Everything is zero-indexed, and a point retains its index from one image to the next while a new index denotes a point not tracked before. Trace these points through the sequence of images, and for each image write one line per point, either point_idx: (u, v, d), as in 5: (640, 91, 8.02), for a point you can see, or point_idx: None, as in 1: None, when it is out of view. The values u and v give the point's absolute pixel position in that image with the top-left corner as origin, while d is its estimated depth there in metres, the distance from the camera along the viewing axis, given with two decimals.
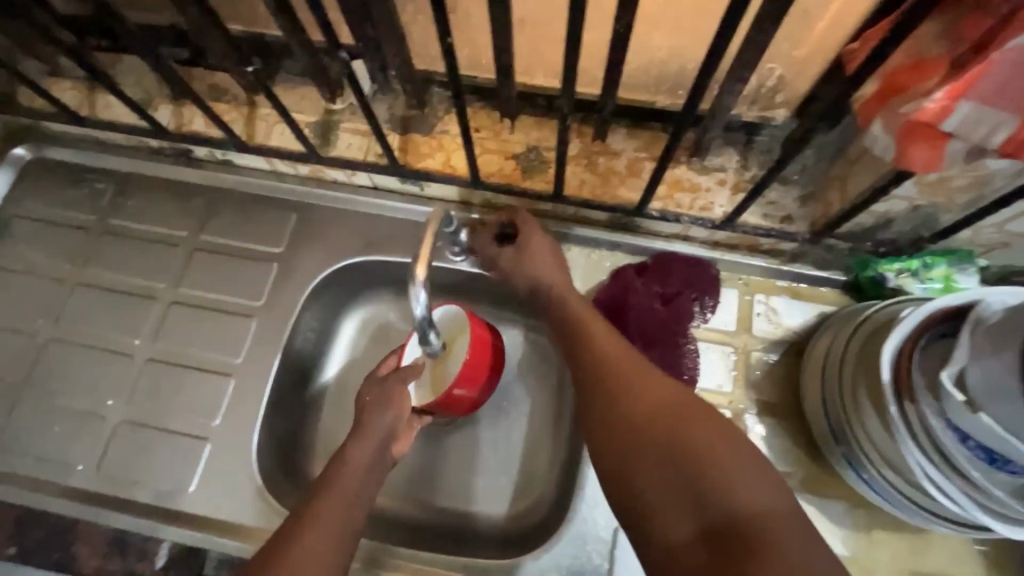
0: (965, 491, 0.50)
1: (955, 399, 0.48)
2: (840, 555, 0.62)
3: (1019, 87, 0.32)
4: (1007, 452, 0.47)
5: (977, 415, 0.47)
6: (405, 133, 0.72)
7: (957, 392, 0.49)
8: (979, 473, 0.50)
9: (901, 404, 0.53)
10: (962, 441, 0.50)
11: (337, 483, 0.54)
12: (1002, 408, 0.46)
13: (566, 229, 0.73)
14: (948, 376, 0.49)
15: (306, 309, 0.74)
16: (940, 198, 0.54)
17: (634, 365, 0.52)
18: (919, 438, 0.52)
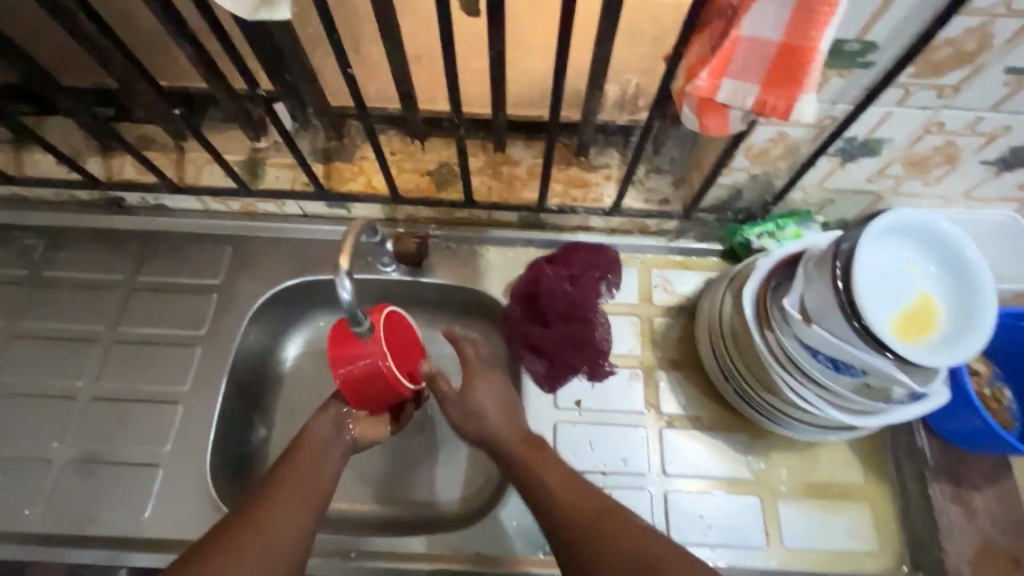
0: (819, 395, 0.62)
1: (795, 319, 0.60)
2: (746, 478, 0.72)
3: (758, 62, 0.41)
4: (839, 357, 0.58)
5: (811, 328, 0.59)
6: (328, 162, 0.80)
7: (796, 313, 0.60)
8: (828, 378, 0.61)
9: (762, 332, 0.65)
10: (812, 355, 0.61)
11: (291, 476, 0.58)
12: (831, 319, 0.57)
13: (482, 233, 0.82)
14: (792, 304, 0.61)
15: (249, 331, 0.79)
16: (769, 167, 0.67)
17: (576, 493, 0.56)
18: (780, 358, 0.63)
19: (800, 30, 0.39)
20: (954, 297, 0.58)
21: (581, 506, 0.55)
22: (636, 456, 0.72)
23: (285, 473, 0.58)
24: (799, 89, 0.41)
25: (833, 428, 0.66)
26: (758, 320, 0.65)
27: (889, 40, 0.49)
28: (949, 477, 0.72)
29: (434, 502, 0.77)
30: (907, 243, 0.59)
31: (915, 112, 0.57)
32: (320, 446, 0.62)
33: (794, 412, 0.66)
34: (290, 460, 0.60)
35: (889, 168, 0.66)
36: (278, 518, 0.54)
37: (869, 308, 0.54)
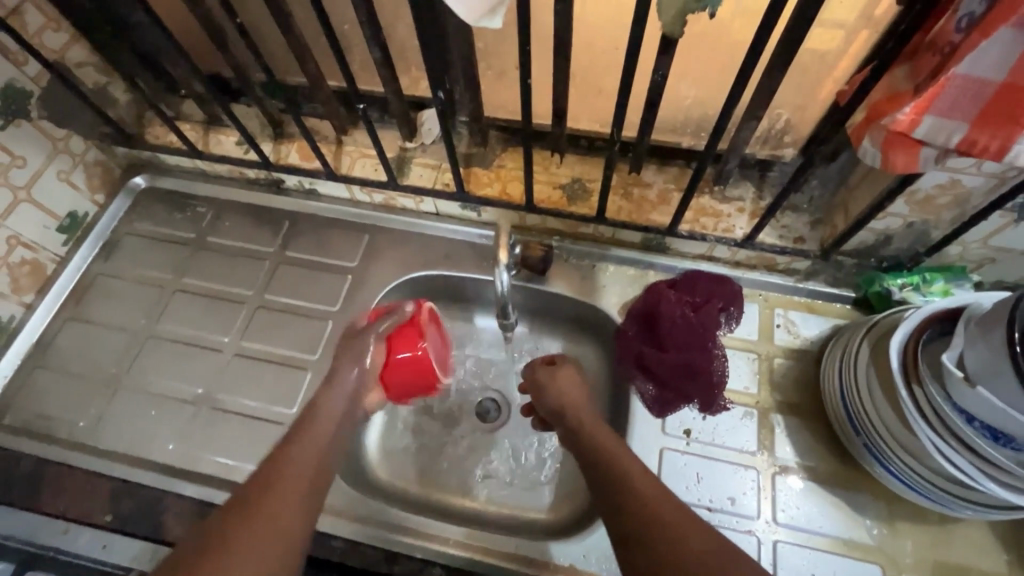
0: (974, 463, 0.57)
1: (954, 376, 0.56)
2: (866, 544, 0.66)
3: (970, 101, 0.40)
4: (1007, 427, 0.53)
5: (975, 389, 0.54)
6: (468, 167, 0.85)
7: (956, 370, 0.56)
8: (987, 448, 0.56)
9: (910, 388, 0.61)
10: (968, 421, 0.57)
11: (285, 479, 0.56)
12: (1002, 385, 0.52)
13: (604, 250, 0.83)
14: (950, 359, 0.57)
15: None
16: (929, 215, 0.64)
17: (647, 485, 0.56)
18: (930, 418, 0.59)
19: None
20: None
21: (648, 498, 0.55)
22: (744, 498, 0.69)
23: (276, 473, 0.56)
24: (1018, 129, 0.40)
25: (987, 506, 0.60)
26: (905, 373, 0.61)
27: None
28: None
29: (556, 446, 0.82)
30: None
31: None
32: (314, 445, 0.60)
33: (935, 479, 0.61)
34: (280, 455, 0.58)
35: None
36: (279, 527, 0.52)
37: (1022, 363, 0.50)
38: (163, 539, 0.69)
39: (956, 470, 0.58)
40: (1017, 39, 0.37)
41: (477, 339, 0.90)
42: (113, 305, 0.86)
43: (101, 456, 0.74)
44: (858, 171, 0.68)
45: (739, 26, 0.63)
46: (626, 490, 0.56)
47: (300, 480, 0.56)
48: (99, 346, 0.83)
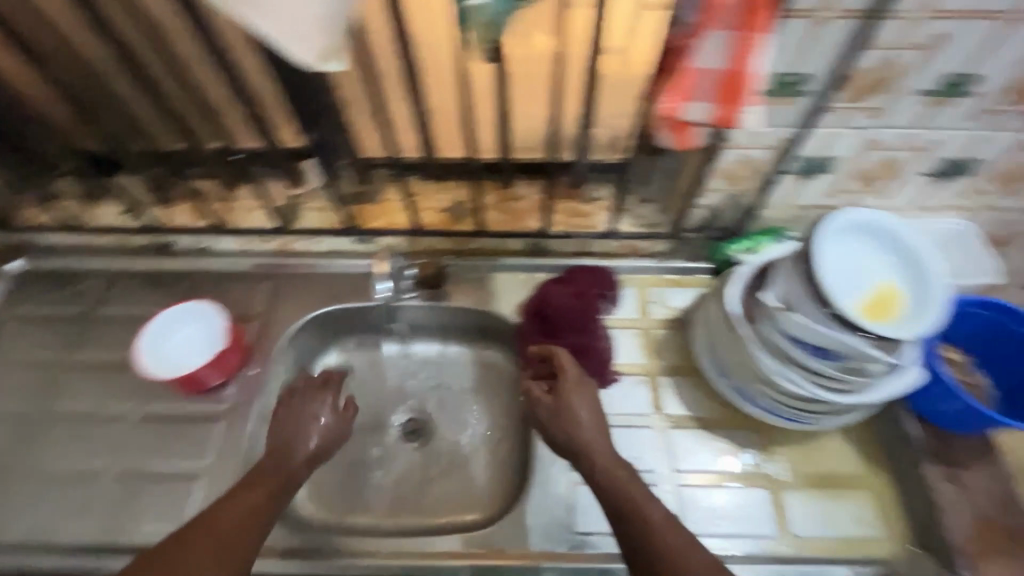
0: (806, 377, 0.69)
1: (775, 308, 0.68)
2: (751, 472, 0.76)
3: (710, 86, 0.53)
4: (822, 341, 0.65)
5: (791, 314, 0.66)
6: (358, 204, 0.91)
7: (775, 302, 0.68)
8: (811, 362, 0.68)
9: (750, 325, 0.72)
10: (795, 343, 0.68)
11: (218, 516, 0.60)
12: (806, 306, 0.65)
13: (493, 261, 0.92)
14: (768, 296, 0.69)
15: (281, 359, 0.86)
16: (741, 187, 0.78)
17: (639, 495, 0.60)
18: (767, 347, 0.70)
19: (738, 59, 0.50)
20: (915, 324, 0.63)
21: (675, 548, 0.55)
22: (645, 454, 0.77)
23: (205, 525, 0.59)
24: (739, 104, 0.52)
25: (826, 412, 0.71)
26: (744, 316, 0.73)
27: (817, 71, 0.61)
28: (942, 457, 0.72)
29: (477, 447, 0.87)
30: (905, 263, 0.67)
31: (853, 132, 0.68)
32: (250, 499, 0.62)
33: (788, 400, 0.72)
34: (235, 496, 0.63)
35: (843, 184, 0.77)
36: (218, 542, 0.58)
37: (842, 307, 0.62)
38: None
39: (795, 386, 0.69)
40: (723, 36, 0.49)
41: (391, 363, 0.94)
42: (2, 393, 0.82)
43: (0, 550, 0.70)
44: None
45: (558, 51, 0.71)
46: (637, 519, 0.58)
47: (229, 527, 0.59)
48: None
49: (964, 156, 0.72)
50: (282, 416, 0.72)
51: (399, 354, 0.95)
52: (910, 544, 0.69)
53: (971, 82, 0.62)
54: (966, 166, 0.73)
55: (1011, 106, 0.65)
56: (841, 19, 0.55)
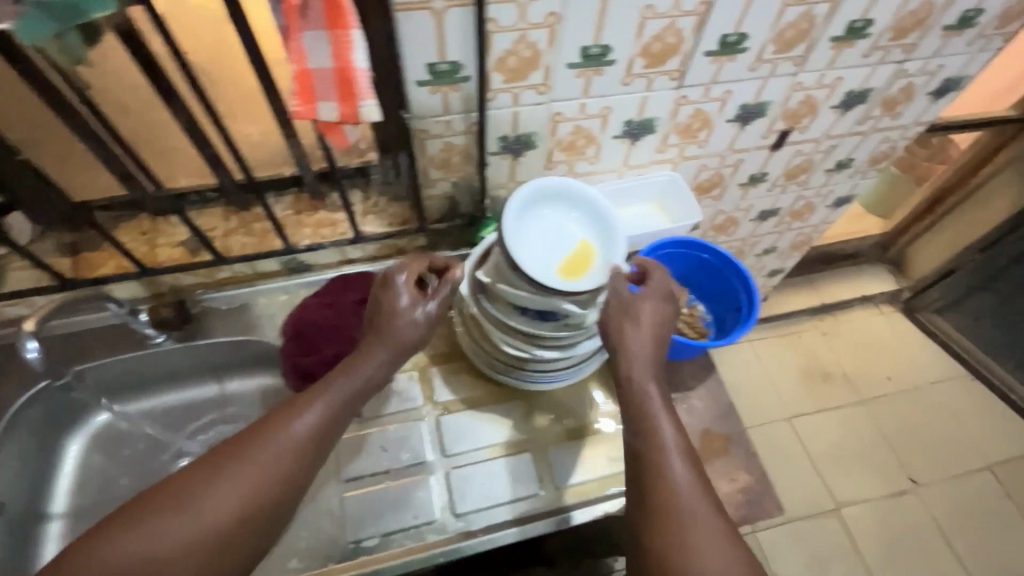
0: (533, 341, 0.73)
1: (487, 283, 0.71)
2: (519, 438, 0.79)
3: (329, 85, 0.52)
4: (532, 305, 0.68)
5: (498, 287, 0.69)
6: (76, 255, 0.82)
7: (487, 278, 0.71)
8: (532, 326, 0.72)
9: (478, 304, 0.75)
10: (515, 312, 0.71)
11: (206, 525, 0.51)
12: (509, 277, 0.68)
13: (249, 287, 0.88)
14: (484, 274, 0.72)
15: (5, 445, 0.75)
16: (462, 173, 0.81)
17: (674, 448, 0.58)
18: (494, 321, 0.74)
19: (339, 57, 0.51)
20: (608, 256, 0.70)
21: (699, 495, 0.56)
22: (417, 446, 0.77)
23: (297, 409, 0.59)
24: (356, 99, 0.53)
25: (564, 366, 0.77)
26: (476, 295, 0.76)
27: (465, 57, 0.64)
28: (673, 384, 0.81)
29: None
30: (577, 209, 0.73)
31: (534, 107, 0.74)
32: (233, 492, 0.53)
33: (531, 364, 0.77)
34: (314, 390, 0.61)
35: (553, 155, 0.83)
36: None
37: (555, 284, 0.64)
38: None
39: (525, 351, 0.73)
40: (317, 35, 0.50)
41: (160, 416, 0.88)
42: None
43: None
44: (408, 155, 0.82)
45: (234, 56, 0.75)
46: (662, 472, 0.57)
47: (297, 441, 0.57)
48: None
49: (642, 116, 0.80)
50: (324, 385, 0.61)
51: (170, 404, 0.89)
52: None
53: (607, 51, 0.68)
54: (648, 124, 0.82)
55: (654, 68, 0.73)
56: (457, 8, 0.58)
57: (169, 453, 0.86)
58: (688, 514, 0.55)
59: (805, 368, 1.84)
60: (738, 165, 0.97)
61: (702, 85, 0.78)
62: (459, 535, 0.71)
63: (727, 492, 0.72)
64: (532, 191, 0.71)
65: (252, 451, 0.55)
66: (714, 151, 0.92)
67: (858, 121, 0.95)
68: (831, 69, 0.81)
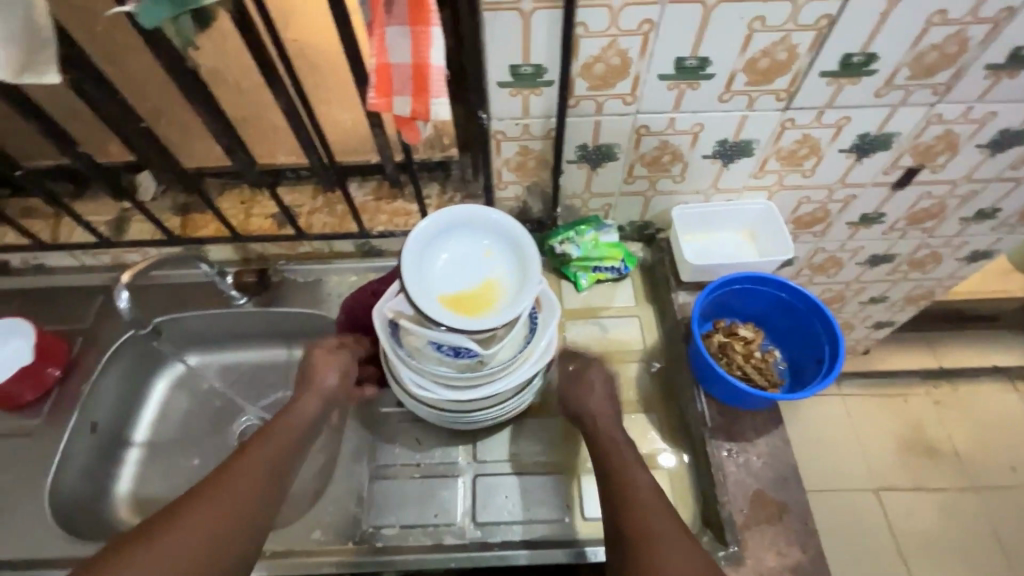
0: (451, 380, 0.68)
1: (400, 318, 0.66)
2: (553, 456, 0.76)
3: (404, 81, 0.53)
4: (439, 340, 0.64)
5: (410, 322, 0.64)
6: (186, 215, 0.92)
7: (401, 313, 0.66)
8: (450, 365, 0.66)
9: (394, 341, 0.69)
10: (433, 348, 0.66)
11: (177, 535, 0.54)
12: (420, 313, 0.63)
13: (325, 264, 0.93)
14: (393, 309, 0.67)
15: (104, 375, 0.86)
16: (536, 179, 0.80)
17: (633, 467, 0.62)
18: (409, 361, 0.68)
19: (417, 53, 0.51)
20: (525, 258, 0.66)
21: (662, 507, 0.59)
22: (451, 446, 0.77)
23: (249, 454, 0.63)
24: (428, 96, 0.53)
25: (498, 403, 0.72)
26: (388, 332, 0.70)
27: (549, 62, 0.62)
28: (729, 433, 0.74)
29: None
30: (470, 233, 0.68)
31: (617, 119, 0.70)
32: (212, 509, 0.57)
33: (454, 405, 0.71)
34: (262, 433, 0.66)
35: (634, 170, 0.78)
36: None
37: (484, 326, 0.60)
38: None
39: (445, 390, 0.68)
40: (398, 31, 0.50)
41: (232, 371, 0.96)
42: None
43: None
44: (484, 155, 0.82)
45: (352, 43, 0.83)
46: (625, 487, 0.60)
47: (266, 470, 0.62)
48: None
49: (738, 138, 0.73)
50: (294, 421, 0.68)
51: (242, 362, 0.96)
52: (693, 520, 0.70)
53: (705, 65, 0.63)
54: (745, 147, 0.75)
55: (758, 86, 0.66)
56: (545, 11, 0.56)
57: (235, 405, 0.94)
58: (661, 527, 0.57)
59: (907, 439, 1.60)
60: (850, 201, 0.86)
61: (814, 109, 0.69)
62: (476, 544, 0.70)
63: (773, 566, 0.65)
64: (415, 239, 0.64)
65: (187, 510, 0.56)
66: (821, 184, 0.82)
67: (1013, 165, 0.80)
68: (982, 102, 0.69)
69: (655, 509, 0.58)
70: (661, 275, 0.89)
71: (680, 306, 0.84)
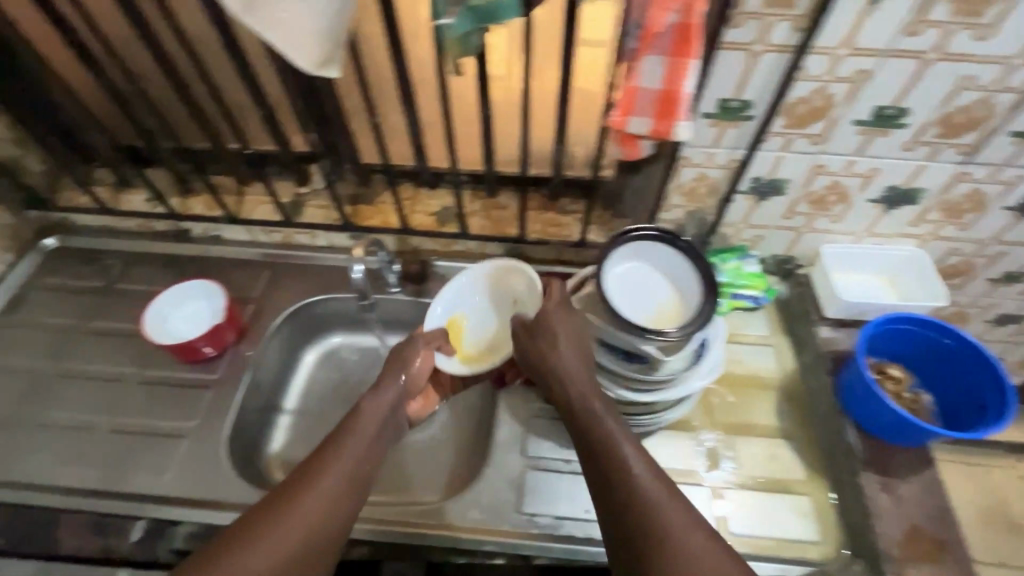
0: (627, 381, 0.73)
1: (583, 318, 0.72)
2: (700, 470, 0.78)
3: (650, 103, 0.59)
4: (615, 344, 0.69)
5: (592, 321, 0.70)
6: (354, 205, 0.99)
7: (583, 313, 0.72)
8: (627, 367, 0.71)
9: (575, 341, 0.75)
10: (611, 351, 0.70)
11: (269, 530, 0.57)
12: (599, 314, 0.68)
13: (475, 263, 1.00)
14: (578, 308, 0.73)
15: (273, 340, 0.94)
16: (700, 204, 0.84)
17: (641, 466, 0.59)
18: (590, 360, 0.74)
19: (671, 79, 0.57)
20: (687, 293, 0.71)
21: (675, 506, 0.56)
22: None
23: (322, 472, 0.62)
24: (671, 118, 0.59)
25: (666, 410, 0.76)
26: None
27: (759, 98, 0.68)
28: (879, 468, 0.75)
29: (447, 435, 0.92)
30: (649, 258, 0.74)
31: (799, 156, 0.75)
32: (282, 522, 0.58)
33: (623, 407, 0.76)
34: (337, 445, 0.65)
35: (797, 206, 0.83)
36: None
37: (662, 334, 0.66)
38: (57, 552, 0.72)
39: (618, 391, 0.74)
40: (658, 60, 0.56)
41: (375, 353, 1.02)
42: (24, 348, 0.92)
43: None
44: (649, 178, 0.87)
45: (538, 65, 0.91)
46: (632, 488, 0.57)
47: (335, 474, 0.62)
48: (0, 393, 0.87)
49: (909, 185, 0.77)
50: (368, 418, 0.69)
51: (384, 347, 1.03)
52: (843, 548, 0.71)
53: (903, 114, 0.68)
54: (913, 195, 0.78)
55: (946, 139, 0.70)
56: (775, 53, 0.62)
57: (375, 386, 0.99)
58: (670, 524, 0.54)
59: (986, 511, 1.55)
60: (998, 258, 0.88)
61: (993, 165, 0.73)
62: None
63: None
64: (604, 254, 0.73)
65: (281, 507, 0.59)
66: (975, 238, 0.85)
67: None
68: None
69: (667, 509, 0.56)
70: (800, 309, 0.91)
71: (824, 340, 0.87)
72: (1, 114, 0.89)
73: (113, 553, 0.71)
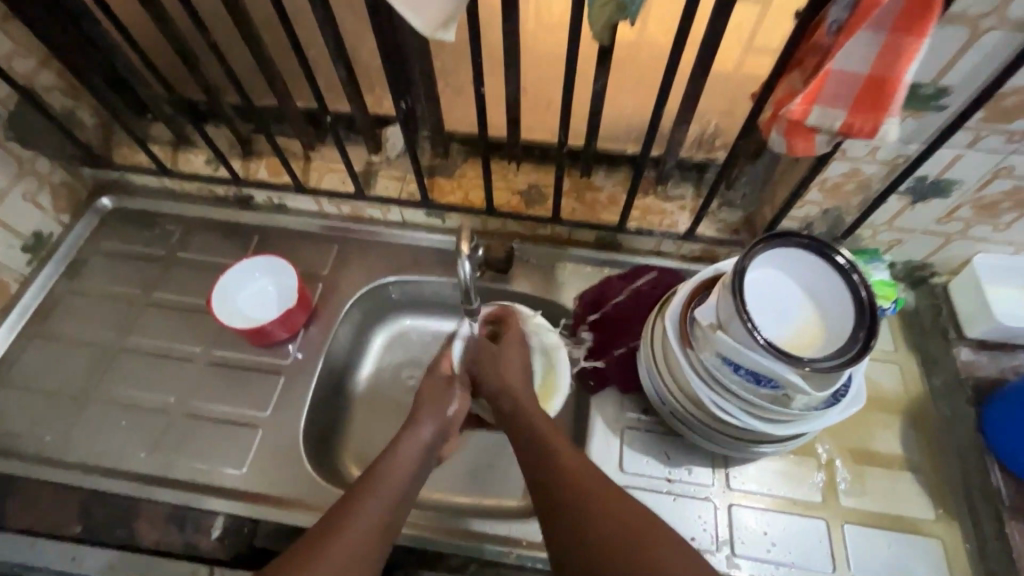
0: (742, 406, 0.64)
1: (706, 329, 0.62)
2: (816, 501, 0.71)
3: (847, 91, 0.48)
4: (750, 368, 0.59)
5: (718, 334, 0.60)
6: (432, 177, 0.89)
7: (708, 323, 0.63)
8: (749, 392, 0.62)
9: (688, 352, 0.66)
10: (734, 371, 0.61)
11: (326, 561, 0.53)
12: (734, 327, 0.58)
13: (562, 250, 0.89)
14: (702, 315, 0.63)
15: (344, 324, 0.87)
16: (840, 202, 0.73)
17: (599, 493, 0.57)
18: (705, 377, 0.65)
19: (885, 62, 0.45)
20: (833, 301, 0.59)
21: (627, 523, 0.54)
22: (701, 468, 0.74)
23: (333, 538, 0.55)
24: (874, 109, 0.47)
25: (781, 440, 0.67)
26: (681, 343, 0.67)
27: (961, 86, 0.55)
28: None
29: None
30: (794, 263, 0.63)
31: (985, 155, 0.62)
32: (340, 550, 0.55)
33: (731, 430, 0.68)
34: (367, 494, 0.60)
35: (958, 210, 0.71)
36: None
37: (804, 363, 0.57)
38: (140, 544, 0.70)
39: (727, 415, 0.65)
40: (872, 38, 0.45)
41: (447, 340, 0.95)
42: (86, 319, 0.87)
43: (69, 469, 0.75)
44: (779, 166, 0.75)
45: (657, 25, 0.78)
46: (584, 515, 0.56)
47: (387, 507, 0.59)
48: (69, 366, 0.84)
49: None
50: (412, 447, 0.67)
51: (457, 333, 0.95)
52: None
53: None
54: None
55: None
56: (1005, 31, 0.50)
57: None
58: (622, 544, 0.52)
59: None
60: None
61: None
62: None
63: None
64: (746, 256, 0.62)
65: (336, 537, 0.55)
66: None
67: None
68: None
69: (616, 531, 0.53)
70: (933, 324, 0.81)
71: (962, 363, 0.77)
72: (53, 62, 0.80)
73: (195, 550, 0.69)
